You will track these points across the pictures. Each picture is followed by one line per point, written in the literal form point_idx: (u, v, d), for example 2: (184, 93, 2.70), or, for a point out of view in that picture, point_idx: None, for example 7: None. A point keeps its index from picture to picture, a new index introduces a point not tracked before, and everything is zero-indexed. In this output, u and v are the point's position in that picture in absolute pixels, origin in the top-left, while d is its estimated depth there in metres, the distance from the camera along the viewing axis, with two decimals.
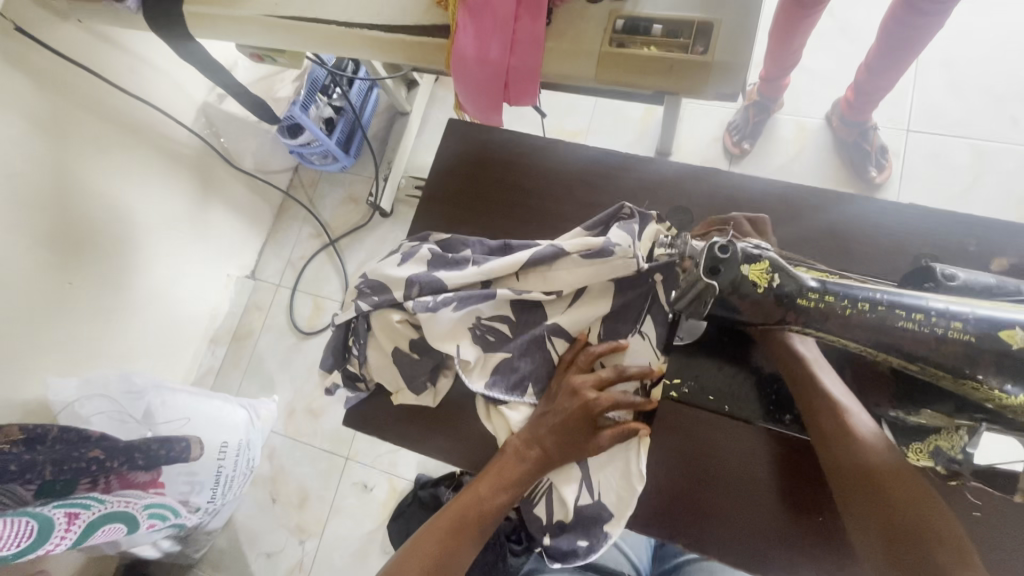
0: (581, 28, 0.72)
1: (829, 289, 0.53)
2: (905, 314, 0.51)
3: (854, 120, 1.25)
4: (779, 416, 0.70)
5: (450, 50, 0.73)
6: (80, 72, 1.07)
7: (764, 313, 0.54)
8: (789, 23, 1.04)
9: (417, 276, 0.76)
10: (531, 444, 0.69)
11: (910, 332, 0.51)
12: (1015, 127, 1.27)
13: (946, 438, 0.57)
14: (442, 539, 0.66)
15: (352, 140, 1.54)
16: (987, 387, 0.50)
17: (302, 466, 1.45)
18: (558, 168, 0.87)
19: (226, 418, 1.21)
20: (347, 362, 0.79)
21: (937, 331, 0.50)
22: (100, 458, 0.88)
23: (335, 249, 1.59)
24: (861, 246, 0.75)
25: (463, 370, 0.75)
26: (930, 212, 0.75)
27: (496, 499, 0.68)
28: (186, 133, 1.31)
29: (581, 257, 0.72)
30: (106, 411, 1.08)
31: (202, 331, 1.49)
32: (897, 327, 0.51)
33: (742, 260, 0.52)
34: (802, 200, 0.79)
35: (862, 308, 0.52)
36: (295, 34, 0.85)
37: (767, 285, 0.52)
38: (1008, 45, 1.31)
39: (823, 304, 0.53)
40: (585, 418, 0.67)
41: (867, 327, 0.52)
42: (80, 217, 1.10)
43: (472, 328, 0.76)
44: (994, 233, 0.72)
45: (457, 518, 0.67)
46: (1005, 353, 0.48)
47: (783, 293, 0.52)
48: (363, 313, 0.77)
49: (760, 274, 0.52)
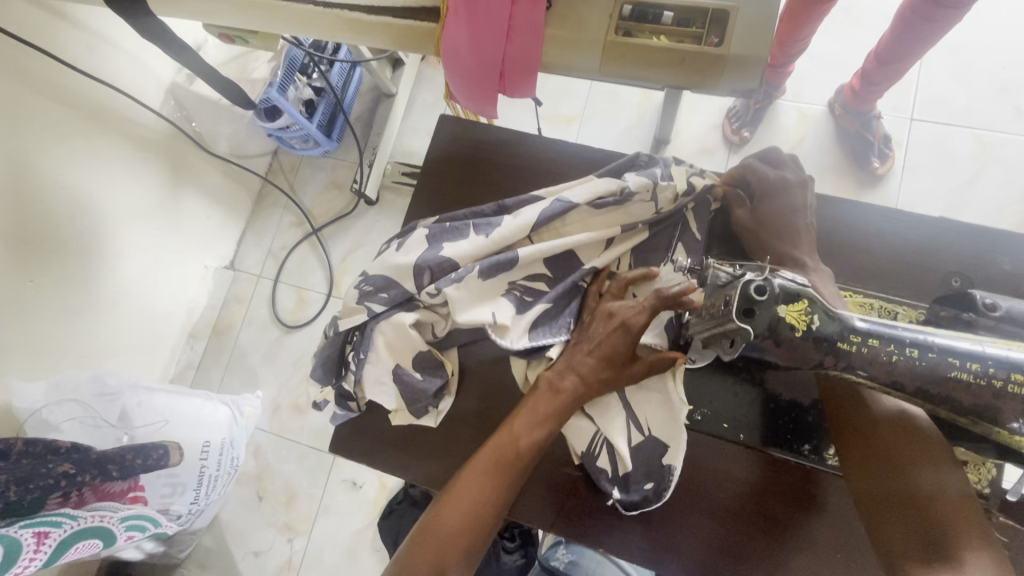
0: (584, 13, 0.64)
1: (873, 332, 0.52)
2: (959, 364, 0.49)
3: (860, 111, 1.21)
4: (796, 446, 0.68)
5: (440, 37, 0.67)
6: (30, 52, 0.97)
7: (799, 357, 0.53)
8: (801, 9, 0.98)
9: (423, 260, 0.71)
10: (565, 372, 0.67)
11: (963, 382, 0.49)
12: (1018, 118, 1.24)
13: (974, 471, 0.62)
14: (482, 486, 0.62)
15: (334, 123, 1.46)
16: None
17: (288, 464, 1.41)
18: (561, 166, 0.82)
19: (208, 419, 1.16)
20: (341, 379, 0.74)
21: (995, 383, 0.48)
22: (70, 473, 0.84)
23: (318, 238, 1.52)
24: (882, 260, 0.72)
25: (498, 334, 0.69)
26: (951, 224, 0.72)
27: (531, 435, 0.64)
28: (154, 117, 1.22)
29: (592, 206, 0.72)
30: (78, 416, 1.03)
31: (180, 326, 1.43)
32: (950, 376, 0.49)
33: (781, 299, 0.51)
34: (823, 207, 0.75)
35: (910, 355, 0.50)
36: (267, 15, 0.77)
37: (804, 327, 0.51)
38: (1018, 32, 1.26)
39: (867, 349, 0.51)
40: (623, 336, 0.65)
41: (916, 376, 0.50)
42: (41, 208, 1.02)
43: (508, 291, 0.72)
44: (1016, 246, 0.70)
45: (494, 464, 0.64)
46: None
47: (826, 336, 0.51)
48: (375, 315, 0.72)
49: (798, 315, 0.51)
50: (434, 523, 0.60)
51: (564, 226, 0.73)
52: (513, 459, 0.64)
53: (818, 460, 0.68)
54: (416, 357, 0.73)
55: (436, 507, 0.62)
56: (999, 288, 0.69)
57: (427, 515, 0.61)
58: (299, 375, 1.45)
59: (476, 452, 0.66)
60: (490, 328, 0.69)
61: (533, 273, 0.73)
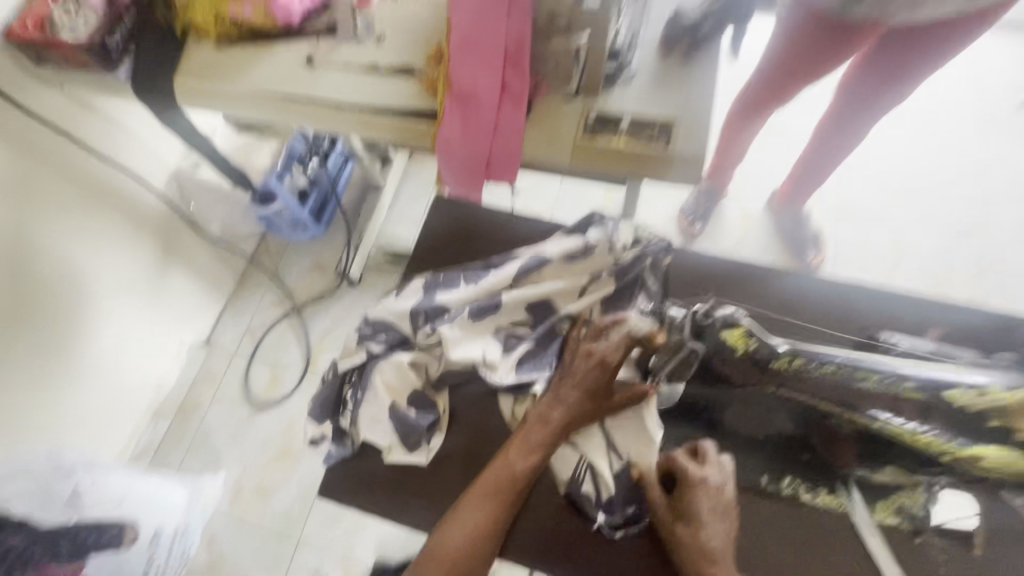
0: (556, 122, 0.80)
1: (798, 354, 0.67)
2: (866, 376, 0.63)
3: (793, 209, 1.39)
4: (755, 480, 0.75)
5: (437, 134, 0.80)
6: (52, 134, 1.05)
7: (745, 373, 0.70)
8: (736, 126, 1.18)
9: (419, 305, 0.77)
10: (553, 403, 0.72)
11: (870, 389, 0.62)
12: (923, 219, 1.45)
13: (908, 496, 0.70)
14: (478, 511, 0.68)
15: (324, 209, 1.55)
16: (925, 436, 0.60)
17: (244, 555, 1.32)
18: (537, 238, 0.92)
19: (165, 501, 1.10)
20: (339, 415, 0.78)
21: (893, 389, 0.61)
22: (18, 546, 0.86)
23: (299, 317, 1.56)
24: (816, 320, 0.82)
25: (487, 369, 0.75)
26: (869, 288, 0.84)
27: (522, 461, 0.70)
28: (155, 198, 1.29)
29: (564, 260, 0.79)
30: (27, 492, 0.94)
31: (146, 403, 1.39)
32: (859, 385, 0.63)
33: (723, 326, 0.70)
34: (762, 274, 0.86)
35: (831, 371, 0.65)
36: (287, 111, 0.89)
37: (744, 347, 0.69)
38: (913, 151, 1.52)
39: (794, 366, 0.66)
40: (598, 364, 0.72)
41: (835, 386, 0.64)
42: (30, 279, 1.05)
43: (494, 334, 0.78)
44: (927, 308, 0.81)
45: (491, 487, 0.70)
46: (946, 405, 0.59)
47: (761, 356, 0.68)
48: (374, 355, 0.78)
49: (739, 338, 0.69)
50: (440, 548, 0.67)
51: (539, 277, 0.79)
52: (511, 480, 0.70)
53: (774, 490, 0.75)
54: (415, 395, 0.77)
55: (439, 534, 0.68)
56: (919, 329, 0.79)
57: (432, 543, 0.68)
58: (266, 456, 1.41)
59: (474, 482, 0.72)
60: (480, 365, 0.75)
61: (516, 320, 0.79)
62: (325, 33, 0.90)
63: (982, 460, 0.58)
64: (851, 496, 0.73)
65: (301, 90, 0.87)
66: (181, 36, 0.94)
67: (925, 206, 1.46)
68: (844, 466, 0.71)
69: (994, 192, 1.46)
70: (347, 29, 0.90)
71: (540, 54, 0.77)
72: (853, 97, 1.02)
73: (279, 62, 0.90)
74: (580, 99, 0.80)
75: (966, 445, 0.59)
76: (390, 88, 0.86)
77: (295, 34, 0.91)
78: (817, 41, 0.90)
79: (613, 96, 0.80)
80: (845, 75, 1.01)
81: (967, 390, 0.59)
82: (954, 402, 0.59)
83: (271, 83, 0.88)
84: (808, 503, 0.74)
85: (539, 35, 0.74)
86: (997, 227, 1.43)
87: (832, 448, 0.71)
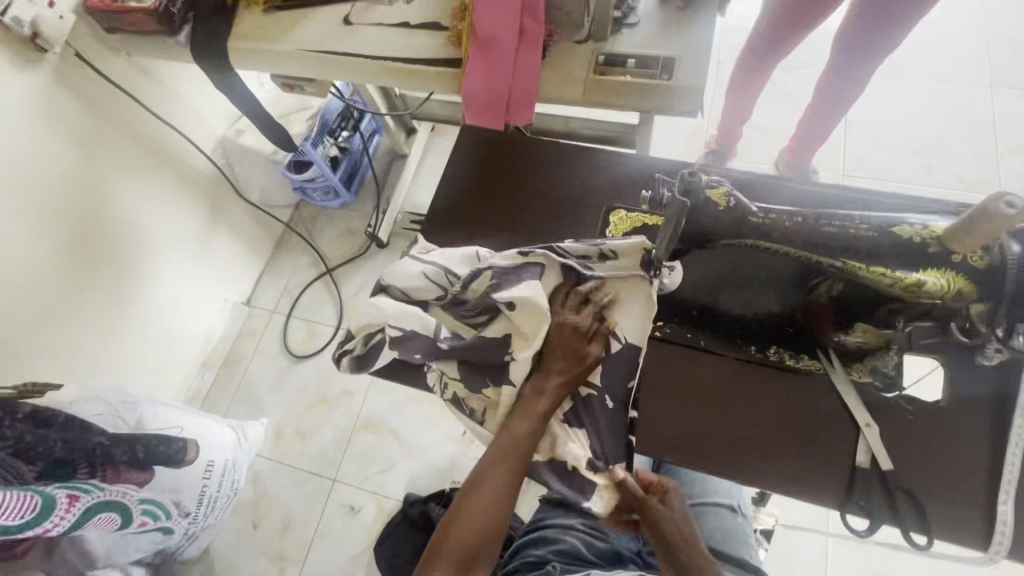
0: (570, 63, 0.88)
1: (770, 212, 0.54)
2: (830, 222, 0.52)
3: (801, 165, 1.44)
4: (744, 346, 0.65)
5: (461, 80, 0.88)
6: (122, 97, 1.17)
7: (724, 231, 0.56)
8: (743, 80, 1.24)
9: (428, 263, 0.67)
10: (541, 389, 0.61)
11: (836, 234, 0.52)
12: (929, 174, 1.49)
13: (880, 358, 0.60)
14: (496, 477, 0.59)
15: (353, 178, 1.67)
16: (891, 273, 0.51)
17: (286, 490, 1.42)
18: (553, 150, 0.84)
19: (216, 437, 1.20)
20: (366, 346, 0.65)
21: (861, 229, 0.51)
22: (105, 444, 0.90)
23: (331, 278, 1.65)
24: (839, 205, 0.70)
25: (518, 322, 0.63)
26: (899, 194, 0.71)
27: (525, 426, 0.60)
28: (204, 162, 1.41)
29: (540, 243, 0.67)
30: (102, 413, 1.04)
31: (195, 355, 1.51)
32: (823, 231, 0.52)
33: (704, 187, 0.56)
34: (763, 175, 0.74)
35: (797, 220, 0.53)
36: (325, 65, 0.98)
37: (726, 206, 0.55)
38: (920, 109, 1.56)
39: (769, 222, 0.54)
40: (581, 352, 0.62)
41: (798, 236, 0.53)
42: (100, 229, 1.17)
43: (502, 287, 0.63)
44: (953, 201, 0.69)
45: (496, 457, 0.59)
46: (914, 249, 0.50)
47: (742, 215, 0.54)
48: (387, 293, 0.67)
49: (720, 196, 0.55)
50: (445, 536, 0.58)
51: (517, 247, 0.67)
52: (514, 451, 0.59)
53: (763, 357, 0.64)
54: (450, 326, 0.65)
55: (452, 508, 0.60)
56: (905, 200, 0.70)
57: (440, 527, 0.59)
58: (304, 403, 1.51)
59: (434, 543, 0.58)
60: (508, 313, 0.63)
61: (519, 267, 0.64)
62: None
63: (927, 289, 0.50)
64: (831, 363, 0.61)
65: (338, 47, 0.97)
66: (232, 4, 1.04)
67: (931, 161, 1.51)
68: (823, 335, 0.61)
69: (1000, 149, 1.49)
70: None
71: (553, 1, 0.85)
72: (850, 45, 1.05)
73: (319, 22, 1.00)
74: (590, 42, 0.89)
75: (938, 282, 0.49)
76: (419, 42, 0.95)
77: None
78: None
79: (621, 39, 0.88)
80: (843, 23, 1.06)
81: (921, 227, 0.50)
82: (918, 241, 0.50)
83: (311, 42, 0.98)
84: (791, 369, 0.63)
85: None
86: (1001, 179, 1.45)
87: (806, 315, 0.61)
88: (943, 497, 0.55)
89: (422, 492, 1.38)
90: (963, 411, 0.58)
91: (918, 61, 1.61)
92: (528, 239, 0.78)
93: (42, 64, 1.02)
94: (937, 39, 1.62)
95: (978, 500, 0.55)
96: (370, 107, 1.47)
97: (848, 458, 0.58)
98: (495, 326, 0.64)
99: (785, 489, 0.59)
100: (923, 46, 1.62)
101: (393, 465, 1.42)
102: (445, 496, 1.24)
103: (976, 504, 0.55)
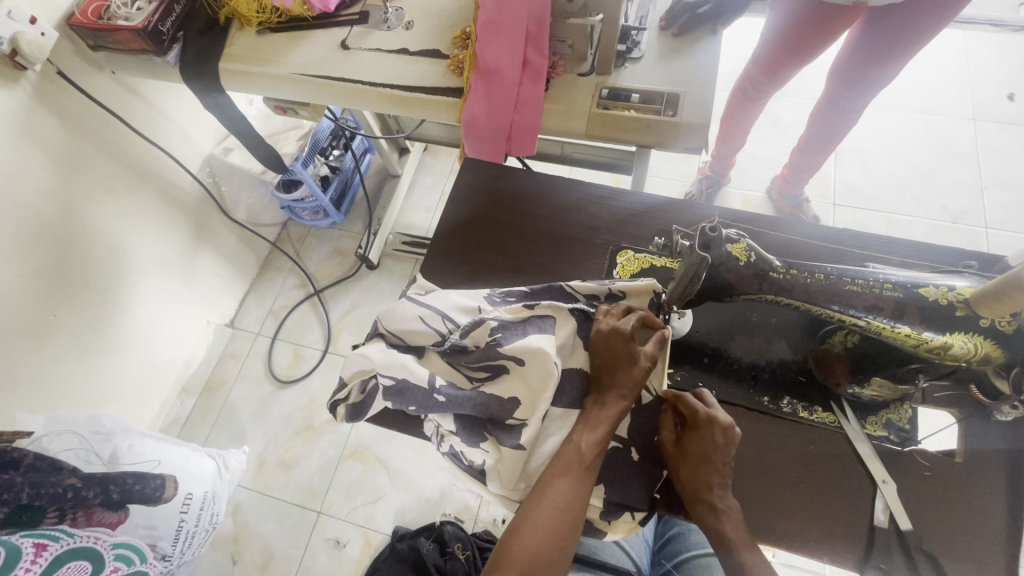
0: (574, 95, 0.87)
1: (793, 265, 0.58)
2: (849, 278, 0.56)
3: (792, 194, 1.45)
4: (758, 398, 0.63)
5: (462, 110, 0.86)
6: (105, 115, 1.13)
7: (745, 285, 0.58)
8: (738, 111, 1.25)
9: (428, 307, 0.64)
10: (601, 400, 0.59)
11: (856, 292, 0.55)
12: (917, 205, 1.52)
13: (893, 411, 0.61)
14: (559, 489, 0.55)
15: (343, 198, 1.64)
16: (916, 334, 0.53)
17: (268, 523, 1.36)
18: (555, 185, 0.82)
19: (194, 470, 1.14)
20: (356, 397, 0.61)
21: (876, 289, 0.55)
22: (76, 486, 0.86)
23: (319, 299, 1.61)
24: (845, 252, 0.70)
25: (525, 377, 0.60)
26: (902, 242, 0.72)
27: (591, 437, 0.56)
28: (190, 181, 1.37)
29: (548, 290, 0.66)
30: (73, 448, 0.97)
31: (174, 380, 1.45)
32: (844, 289, 0.56)
33: (726, 240, 0.57)
34: (766, 218, 0.76)
35: (819, 278, 0.56)
36: (320, 90, 0.96)
37: (747, 260, 0.57)
38: (905, 141, 1.59)
39: (790, 277, 0.57)
40: (631, 356, 0.59)
41: (823, 291, 0.56)
42: (77, 249, 1.12)
43: (500, 343, 0.60)
44: (943, 253, 0.70)
45: (560, 468, 0.56)
46: (925, 305, 0.53)
47: (762, 268, 0.57)
48: (386, 337, 0.65)
49: (741, 250, 0.57)
50: (504, 551, 0.53)
51: (522, 297, 0.66)
52: (579, 459, 0.56)
53: (776, 410, 0.63)
54: (450, 377, 0.63)
55: (514, 519, 0.55)
56: (914, 254, 0.70)
57: (501, 544, 0.54)
58: (289, 430, 1.45)
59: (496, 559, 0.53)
60: (511, 365, 0.61)
61: (524, 321, 0.62)
62: (356, 20, 0.98)
63: (953, 351, 0.52)
64: (845, 416, 0.61)
65: (334, 72, 0.94)
66: (225, 24, 1.01)
67: (919, 193, 1.53)
68: (835, 387, 0.61)
69: (984, 181, 1.52)
70: (379, 18, 0.98)
71: (558, 33, 0.83)
72: (846, 73, 1.04)
73: (316, 45, 0.97)
74: (594, 75, 0.88)
75: (962, 344, 0.52)
76: (420, 69, 0.92)
77: (331, 21, 0.98)
78: (811, 8, 0.92)
79: (624, 72, 0.88)
80: (836, 60, 1.08)
81: (948, 289, 0.53)
82: (929, 300, 0.53)
83: (307, 66, 0.95)
84: (805, 423, 0.62)
85: (557, 14, 0.81)
86: (985, 212, 1.49)
87: (821, 370, 0.62)
88: (957, 558, 0.55)
89: (411, 525, 1.33)
90: (978, 467, 0.58)
91: (903, 94, 1.65)
92: (530, 278, 0.76)
93: (20, 81, 0.97)
94: (922, 74, 1.67)
95: (999, 565, 0.55)
96: (364, 129, 1.45)
97: (865, 517, 0.58)
98: (502, 383, 0.61)
99: (802, 550, 0.57)
100: (909, 80, 1.66)
101: (381, 496, 1.37)
102: (436, 529, 1.19)
103: (994, 569, 0.55)
